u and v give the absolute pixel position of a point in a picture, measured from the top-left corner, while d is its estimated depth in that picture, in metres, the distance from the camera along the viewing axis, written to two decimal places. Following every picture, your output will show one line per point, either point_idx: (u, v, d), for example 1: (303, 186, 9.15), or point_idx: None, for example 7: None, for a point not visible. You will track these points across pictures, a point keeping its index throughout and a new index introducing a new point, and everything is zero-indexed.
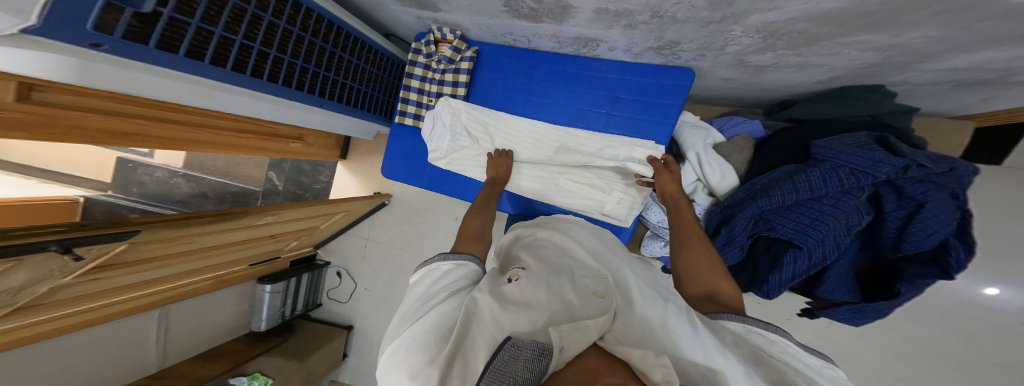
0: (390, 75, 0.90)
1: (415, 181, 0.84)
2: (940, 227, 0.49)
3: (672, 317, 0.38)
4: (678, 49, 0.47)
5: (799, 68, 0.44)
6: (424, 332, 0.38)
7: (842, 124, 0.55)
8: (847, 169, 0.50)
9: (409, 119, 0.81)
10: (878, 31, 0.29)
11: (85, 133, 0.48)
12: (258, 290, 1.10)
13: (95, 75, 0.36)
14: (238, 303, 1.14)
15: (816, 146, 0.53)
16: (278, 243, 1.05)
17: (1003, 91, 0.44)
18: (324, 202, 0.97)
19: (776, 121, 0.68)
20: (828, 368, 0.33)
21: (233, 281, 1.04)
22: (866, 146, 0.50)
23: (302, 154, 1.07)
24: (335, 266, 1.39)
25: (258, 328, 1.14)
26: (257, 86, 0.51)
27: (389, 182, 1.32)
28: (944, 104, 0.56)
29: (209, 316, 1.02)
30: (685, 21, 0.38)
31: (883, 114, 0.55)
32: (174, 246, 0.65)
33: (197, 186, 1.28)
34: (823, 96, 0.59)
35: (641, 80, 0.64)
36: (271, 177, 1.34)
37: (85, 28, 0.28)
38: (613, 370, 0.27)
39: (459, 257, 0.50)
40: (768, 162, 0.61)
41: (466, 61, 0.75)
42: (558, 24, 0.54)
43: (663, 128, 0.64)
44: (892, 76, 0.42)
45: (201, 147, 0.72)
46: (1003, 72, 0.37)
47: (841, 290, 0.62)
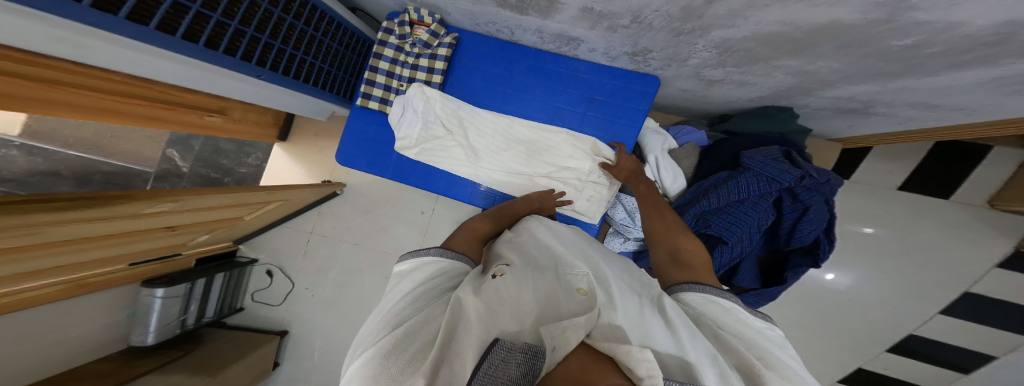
0: (354, 53, 0.82)
1: (376, 170, 0.76)
2: (817, 227, 0.64)
3: (648, 311, 0.39)
4: (648, 56, 0.53)
5: (741, 86, 0.54)
6: (410, 338, 0.37)
7: (764, 137, 0.68)
8: (765, 177, 0.62)
9: (373, 103, 0.74)
10: (799, 57, 0.37)
11: None
12: (144, 295, 0.85)
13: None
14: (112, 312, 0.87)
15: (744, 157, 0.64)
16: (181, 237, 0.83)
17: (863, 120, 0.62)
18: (252, 189, 0.81)
19: (716, 133, 0.80)
20: (771, 328, 0.39)
21: (95, 287, 0.79)
22: (776, 158, 0.63)
23: (223, 131, 0.89)
24: (264, 263, 1.18)
25: (143, 342, 0.87)
26: (167, 44, 0.39)
27: (342, 169, 1.18)
28: (826, 126, 0.74)
29: (64, 332, 0.75)
30: (659, 29, 0.43)
31: (790, 131, 0.70)
32: (8, 240, 0.44)
33: (44, 161, 0.96)
34: (751, 113, 0.72)
35: (614, 84, 0.69)
36: (172, 155, 1.08)
37: None
38: (601, 368, 0.28)
39: (455, 256, 0.51)
40: (709, 167, 0.73)
41: (444, 47, 0.72)
42: (543, 19, 0.56)
43: (630, 130, 0.71)
44: (801, 99, 0.56)
45: (53, 111, 0.51)
46: (869, 103, 0.52)
47: (748, 279, 0.74)
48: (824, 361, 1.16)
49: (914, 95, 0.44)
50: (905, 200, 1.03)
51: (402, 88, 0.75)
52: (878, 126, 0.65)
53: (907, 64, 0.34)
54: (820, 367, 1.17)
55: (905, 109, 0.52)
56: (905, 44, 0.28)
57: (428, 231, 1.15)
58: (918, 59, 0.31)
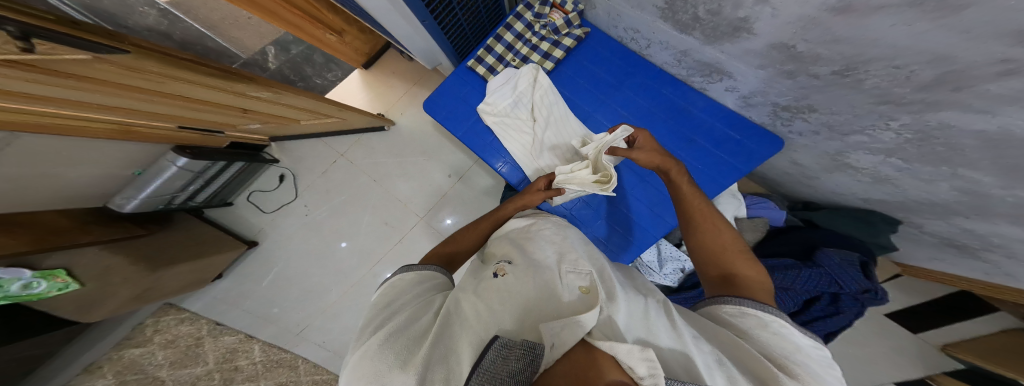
0: (488, 18, 0.82)
1: (452, 126, 0.75)
2: (830, 328, 0.68)
3: (651, 312, 0.35)
4: (806, 114, 0.53)
5: (873, 180, 0.56)
6: (399, 335, 0.36)
7: (845, 242, 0.67)
8: (831, 278, 0.62)
9: (481, 68, 0.74)
10: (1002, 176, 0.36)
11: None
12: (165, 159, 0.70)
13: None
14: (122, 166, 0.68)
15: (822, 251, 0.63)
16: (239, 120, 0.72)
17: (957, 259, 0.63)
18: (333, 102, 0.76)
19: (795, 218, 0.80)
20: (816, 348, 0.31)
21: (146, 140, 0.62)
22: (852, 264, 0.62)
23: (333, 51, 0.92)
24: (281, 166, 1.07)
25: (120, 208, 0.72)
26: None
27: (398, 110, 1.11)
28: (913, 251, 0.72)
29: (59, 174, 0.57)
30: (859, 90, 0.41)
31: (873, 244, 0.68)
32: (136, 78, 0.41)
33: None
34: (840, 210, 0.71)
35: (729, 135, 0.67)
36: (268, 50, 1.00)
37: None
38: (601, 367, 0.23)
39: (423, 269, 0.49)
40: (776, 249, 0.72)
41: (571, 38, 0.71)
42: (704, 44, 0.54)
43: (713, 187, 0.66)
44: (928, 216, 0.55)
45: None
46: (985, 246, 0.53)
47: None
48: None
49: None
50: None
51: (512, 63, 0.74)
52: (960, 269, 0.66)
53: None
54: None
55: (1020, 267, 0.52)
56: None
57: (445, 198, 1.07)
58: None
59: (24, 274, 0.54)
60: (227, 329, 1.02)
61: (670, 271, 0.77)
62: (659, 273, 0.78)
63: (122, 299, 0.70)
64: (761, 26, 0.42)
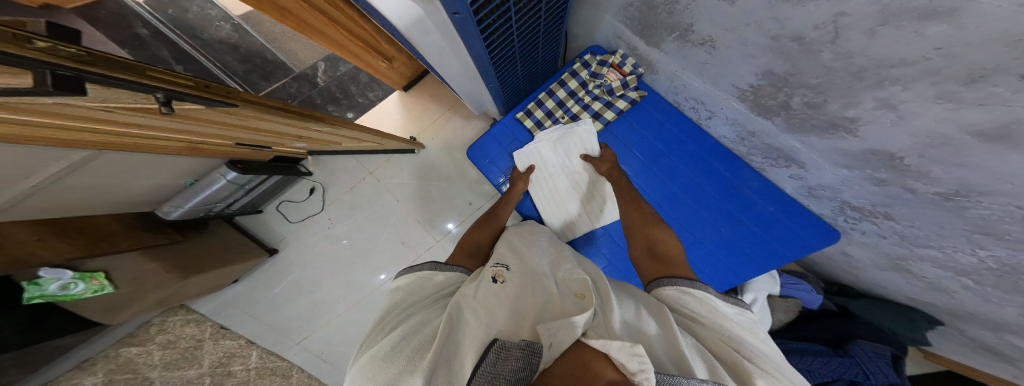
0: (544, 71, 0.87)
1: (493, 172, 0.92)
2: None
3: (638, 314, 0.39)
4: (879, 220, 0.54)
5: (931, 287, 0.56)
6: (406, 335, 0.38)
7: (876, 335, 0.71)
8: (859, 368, 0.67)
9: (530, 120, 0.88)
10: None
11: None
12: (216, 172, 0.66)
13: (418, 21, 0.38)
14: (169, 177, 0.62)
15: (854, 343, 0.69)
16: (288, 143, 0.72)
17: (1015, 375, 0.61)
18: (381, 133, 0.77)
19: (830, 302, 0.82)
20: (741, 314, 0.39)
21: (211, 155, 0.60)
22: (882, 359, 0.67)
23: (383, 77, 0.92)
24: (313, 178, 1.02)
25: (167, 215, 0.72)
26: (477, 48, 0.46)
27: (433, 133, 1.07)
28: (963, 358, 0.71)
29: (116, 187, 0.55)
30: (960, 214, 0.40)
31: (905, 338, 0.71)
32: (221, 116, 0.41)
33: (237, 34, 1.07)
34: (878, 304, 0.73)
35: (775, 214, 0.73)
36: (320, 67, 1.09)
37: None
38: (594, 373, 0.30)
39: (449, 270, 0.54)
40: (808, 333, 0.78)
41: (625, 100, 0.82)
42: (781, 131, 0.57)
43: (762, 267, 0.75)
44: (994, 333, 0.55)
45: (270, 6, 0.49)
46: None
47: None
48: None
49: None
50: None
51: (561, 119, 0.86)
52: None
53: None
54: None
55: None
56: None
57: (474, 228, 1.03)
58: None
59: (64, 275, 0.53)
60: (229, 332, 0.96)
61: None
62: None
63: (117, 300, 0.63)
64: (869, 130, 0.42)
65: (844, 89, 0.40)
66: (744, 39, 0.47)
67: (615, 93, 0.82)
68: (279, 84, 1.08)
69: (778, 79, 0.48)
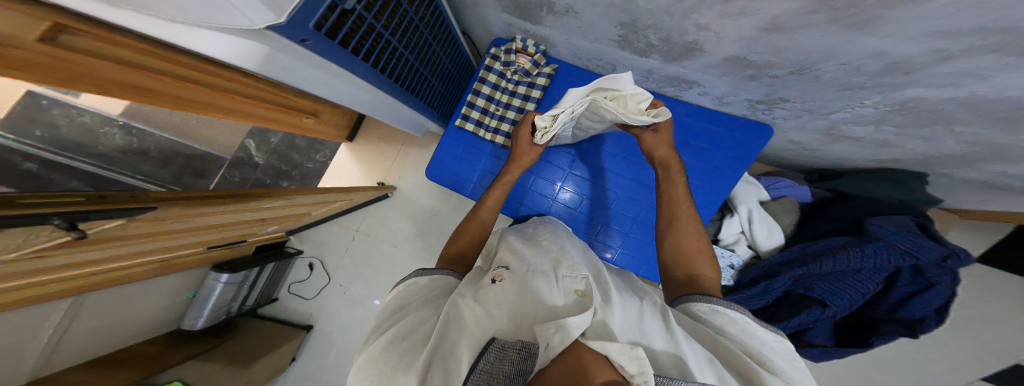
0: (455, 69, 0.80)
1: (458, 187, 0.79)
2: (932, 304, 0.61)
3: (647, 316, 0.40)
4: (779, 105, 0.53)
5: (875, 145, 0.52)
6: (397, 340, 0.39)
7: (887, 204, 0.66)
8: (895, 248, 0.59)
9: (470, 124, 0.78)
10: (1009, 128, 0.34)
11: (94, 82, 0.34)
12: (211, 279, 0.92)
13: (273, 64, 0.33)
14: (174, 294, 0.91)
15: (871, 223, 0.63)
16: (259, 229, 0.90)
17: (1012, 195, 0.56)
18: (335, 191, 0.91)
19: (820, 190, 0.79)
20: (779, 341, 0.36)
21: (180, 267, 0.85)
22: (909, 228, 0.60)
23: (314, 132, 0.97)
24: (307, 256, 1.20)
25: (192, 327, 0.92)
26: (363, 72, 0.41)
27: (395, 174, 1.23)
28: (952, 195, 0.67)
29: (131, 313, 0.79)
30: (824, 82, 0.41)
31: (911, 199, 0.68)
32: (163, 224, 0.56)
33: (138, 140, 1.09)
34: (869, 176, 0.69)
35: (716, 127, 0.68)
36: (247, 145, 1.21)
37: (274, 19, 0.21)
38: (591, 369, 0.29)
39: (437, 273, 0.51)
40: (824, 227, 0.71)
41: (543, 77, 0.77)
42: (664, 62, 0.58)
43: (732, 175, 0.67)
44: (949, 168, 0.52)
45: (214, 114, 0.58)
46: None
47: (823, 336, 0.73)
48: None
49: None
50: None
51: (497, 113, 0.79)
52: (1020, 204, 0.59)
53: None
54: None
55: None
56: None
57: None
58: None
59: None
60: None
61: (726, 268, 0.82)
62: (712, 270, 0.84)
63: None
64: (713, 37, 0.43)
65: (669, 22, 0.46)
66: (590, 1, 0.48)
67: (533, 74, 0.77)
68: (222, 176, 1.19)
69: (631, 27, 0.52)
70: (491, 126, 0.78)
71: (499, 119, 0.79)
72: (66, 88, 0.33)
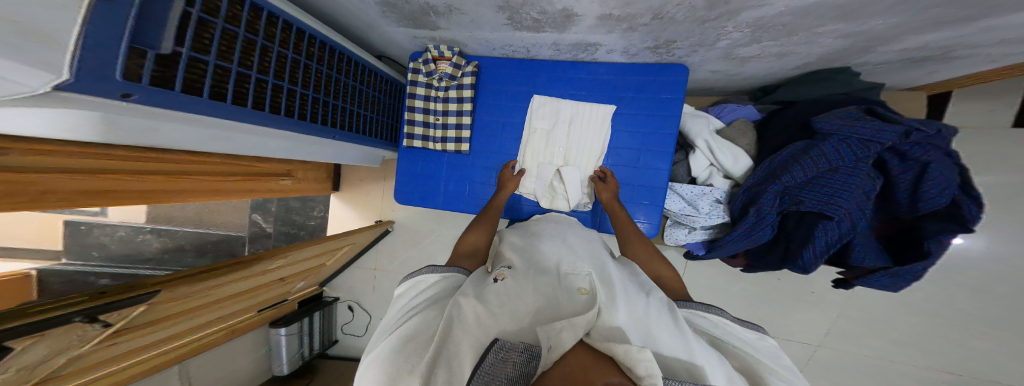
0: (388, 97, 0.83)
1: (429, 203, 0.84)
2: (949, 184, 0.48)
3: (654, 311, 0.44)
4: (673, 46, 0.54)
5: (780, 58, 0.52)
6: (405, 341, 0.43)
7: (832, 100, 0.57)
8: (855, 140, 0.51)
9: (417, 141, 0.81)
10: (851, 21, 0.37)
11: (57, 196, 0.47)
12: (274, 335, 1.16)
13: (122, 127, 0.33)
14: (255, 350, 1.20)
15: (816, 121, 0.53)
16: (286, 286, 1.10)
17: (944, 66, 0.54)
18: (332, 239, 1.03)
19: (766, 105, 0.70)
20: (761, 339, 0.46)
21: (242, 330, 1.08)
22: (858, 117, 0.51)
23: (296, 191, 1.06)
24: (344, 300, 1.41)
25: (281, 371, 1.20)
26: (240, 116, 0.40)
27: (388, 209, 1.35)
28: (896, 78, 0.62)
29: (228, 367, 1.07)
30: (682, 21, 0.43)
31: (856, 90, 0.60)
32: (188, 302, 0.71)
33: (170, 240, 1.21)
34: (804, 79, 0.63)
35: (639, 78, 0.68)
36: (256, 219, 1.30)
37: (115, 77, 0.25)
38: (600, 367, 0.30)
39: (449, 270, 0.54)
40: (775, 141, 0.62)
41: (468, 76, 0.76)
42: (560, 32, 0.56)
43: (670, 120, 0.68)
44: (858, 58, 0.51)
45: (191, 197, 0.71)
46: (944, 50, 0.46)
47: (870, 256, 0.59)
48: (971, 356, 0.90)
49: (1000, 33, 0.39)
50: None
51: (438, 122, 0.79)
52: (963, 70, 0.56)
53: (983, 6, 0.32)
54: (973, 359, 0.90)
55: (994, 47, 0.44)
56: None
57: None
58: None
59: None
60: None
61: (710, 209, 0.69)
62: (700, 215, 0.70)
63: None
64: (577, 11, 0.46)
65: None
66: None
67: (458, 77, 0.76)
68: (247, 251, 1.30)
69: (509, 7, 0.50)
70: (438, 137, 0.80)
71: (442, 129, 0.80)
72: (36, 204, 0.45)
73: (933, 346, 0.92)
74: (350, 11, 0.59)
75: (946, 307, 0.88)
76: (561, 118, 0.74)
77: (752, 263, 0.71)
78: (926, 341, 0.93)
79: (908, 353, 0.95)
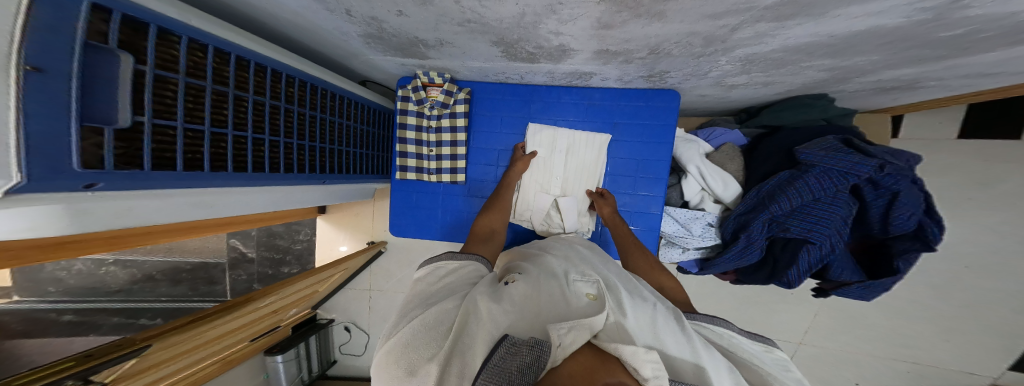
0: (377, 127, 0.80)
1: (426, 234, 0.81)
2: (916, 210, 0.51)
3: (661, 316, 0.43)
4: (666, 75, 0.54)
5: (765, 86, 0.53)
6: (425, 328, 0.39)
7: (814, 128, 0.60)
8: (833, 172, 0.53)
9: (411, 173, 0.78)
10: (836, 57, 0.38)
11: (7, 253, 0.41)
12: (269, 362, 1.07)
13: (95, 221, 0.28)
14: (252, 377, 1.08)
15: (799, 153, 0.55)
16: (281, 314, 1.03)
17: (910, 94, 0.57)
18: (326, 269, 0.99)
19: (752, 129, 0.72)
20: (770, 352, 0.46)
21: (239, 360, 0.98)
22: (837, 149, 0.53)
23: (278, 218, 0.99)
24: (340, 321, 1.34)
25: None
26: (222, 180, 0.38)
27: (380, 229, 1.29)
28: (866, 103, 0.66)
29: None
30: (678, 55, 0.44)
31: (832, 116, 0.64)
32: (181, 345, 0.64)
33: (138, 270, 1.11)
34: (785, 104, 0.66)
35: (634, 105, 0.69)
36: (235, 244, 1.22)
37: (73, 167, 0.23)
38: (606, 367, 0.32)
39: (466, 257, 0.52)
40: (764, 168, 0.62)
41: (461, 104, 0.74)
42: (556, 63, 0.56)
43: (662, 148, 0.69)
44: (836, 87, 0.54)
45: (163, 237, 0.64)
46: (913, 81, 0.48)
47: (848, 271, 0.59)
48: (945, 354, 0.94)
49: (968, 68, 0.41)
50: (987, 152, 0.79)
51: (431, 152, 0.77)
52: (927, 96, 0.59)
53: (957, 48, 0.34)
54: (959, 356, 0.93)
55: (959, 80, 0.47)
56: (956, 33, 0.30)
57: None
58: (966, 41, 0.32)
59: None
60: None
61: (702, 232, 0.70)
62: (693, 237, 0.71)
63: None
64: (574, 45, 0.46)
65: (529, 33, 0.44)
66: (454, 32, 0.48)
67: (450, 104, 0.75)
68: (229, 278, 1.22)
69: (504, 43, 0.50)
70: (432, 167, 0.78)
71: (436, 160, 0.78)
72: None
73: (920, 343, 0.94)
74: (335, 41, 0.57)
75: (924, 306, 0.92)
76: (556, 148, 0.73)
77: (741, 279, 0.72)
78: (915, 339, 0.95)
79: (898, 349, 0.97)
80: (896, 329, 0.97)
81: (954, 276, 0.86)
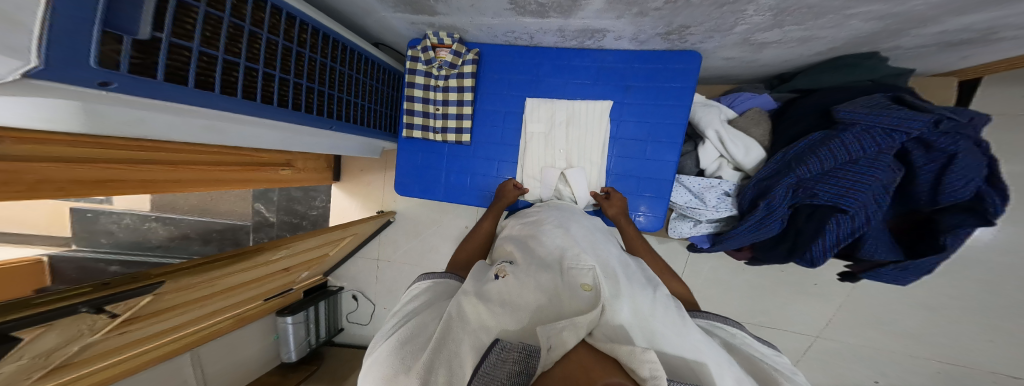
0: (386, 87, 0.80)
1: (430, 195, 0.82)
2: (973, 176, 0.46)
3: (661, 307, 0.43)
4: (686, 32, 0.51)
5: (799, 42, 0.49)
6: (400, 343, 0.42)
7: (856, 87, 0.55)
8: (877, 130, 0.48)
9: (416, 132, 0.79)
10: (882, 2, 0.35)
11: (56, 186, 0.47)
12: (281, 322, 1.19)
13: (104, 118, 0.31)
14: (264, 337, 1.22)
15: (838, 111, 0.50)
16: (291, 275, 1.11)
17: (985, 47, 0.51)
18: (333, 229, 1.02)
19: (783, 93, 0.68)
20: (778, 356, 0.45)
21: (250, 318, 1.09)
22: (885, 106, 0.48)
23: (295, 181, 1.04)
24: (349, 290, 1.43)
25: (288, 358, 1.24)
26: (228, 104, 0.40)
27: (390, 199, 1.34)
28: (926, 62, 0.60)
29: (238, 352, 1.10)
30: (700, 4, 0.41)
31: (884, 76, 0.57)
32: (193, 292, 0.71)
33: (176, 228, 1.21)
34: (826, 65, 0.61)
35: (650, 67, 0.65)
36: (259, 209, 1.30)
37: (90, 65, 0.24)
38: (602, 366, 0.28)
39: (438, 278, 0.55)
40: (793, 131, 0.59)
41: (470, 64, 0.73)
42: (566, 17, 0.53)
43: (679, 110, 0.65)
44: (889, 41, 0.50)
45: (192, 186, 0.70)
46: (988, 31, 0.43)
47: (881, 249, 0.55)
48: (984, 354, 0.88)
49: None
50: None
51: (438, 112, 0.77)
52: (1004, 51, 0.53)
53: None
54: (984, 359, 0.89)
55: None
56: None
57: None
58: None
59: None
60: None
61: (717, 202, 0.67)
62: (707, 208, 0.68)
63: None
64: None
65: None
66: None
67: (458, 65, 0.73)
68: (253, 240, 1.30)
69: None
70: (437, 127, 0.78)
71: (442, 119, 0.78)
72: (36, 195, 0.45)
73: (938, 339, 0.92)
74: None
75: (958, 300, 0.87)
76: (557, 120, 0.72)
77: (759, 257, 0.70)
78: (931, 334, 0.92)
79: (910, 344, 0.95)
80: (913, 324, 0.94)
81: (981, 273, 0.82)
